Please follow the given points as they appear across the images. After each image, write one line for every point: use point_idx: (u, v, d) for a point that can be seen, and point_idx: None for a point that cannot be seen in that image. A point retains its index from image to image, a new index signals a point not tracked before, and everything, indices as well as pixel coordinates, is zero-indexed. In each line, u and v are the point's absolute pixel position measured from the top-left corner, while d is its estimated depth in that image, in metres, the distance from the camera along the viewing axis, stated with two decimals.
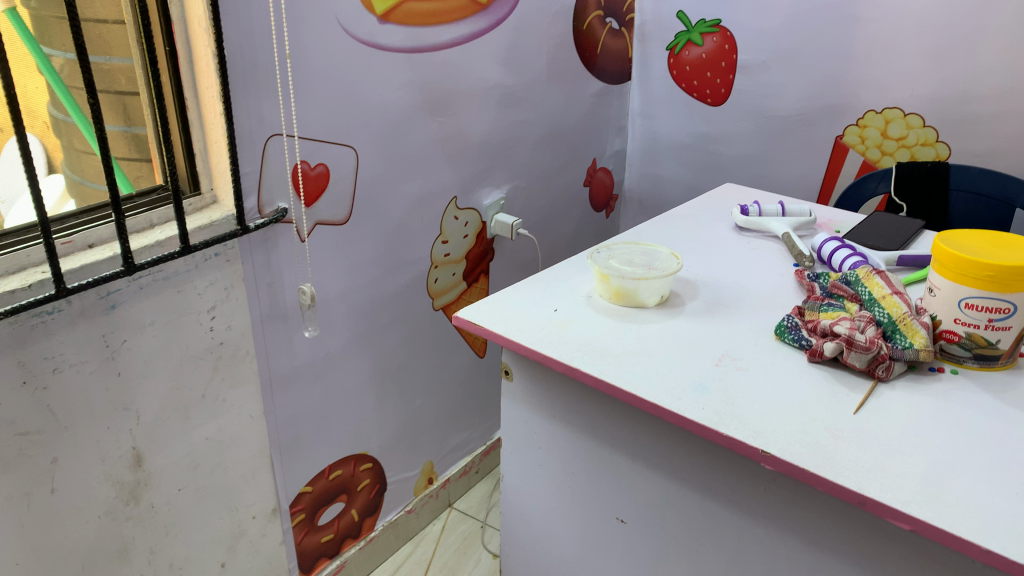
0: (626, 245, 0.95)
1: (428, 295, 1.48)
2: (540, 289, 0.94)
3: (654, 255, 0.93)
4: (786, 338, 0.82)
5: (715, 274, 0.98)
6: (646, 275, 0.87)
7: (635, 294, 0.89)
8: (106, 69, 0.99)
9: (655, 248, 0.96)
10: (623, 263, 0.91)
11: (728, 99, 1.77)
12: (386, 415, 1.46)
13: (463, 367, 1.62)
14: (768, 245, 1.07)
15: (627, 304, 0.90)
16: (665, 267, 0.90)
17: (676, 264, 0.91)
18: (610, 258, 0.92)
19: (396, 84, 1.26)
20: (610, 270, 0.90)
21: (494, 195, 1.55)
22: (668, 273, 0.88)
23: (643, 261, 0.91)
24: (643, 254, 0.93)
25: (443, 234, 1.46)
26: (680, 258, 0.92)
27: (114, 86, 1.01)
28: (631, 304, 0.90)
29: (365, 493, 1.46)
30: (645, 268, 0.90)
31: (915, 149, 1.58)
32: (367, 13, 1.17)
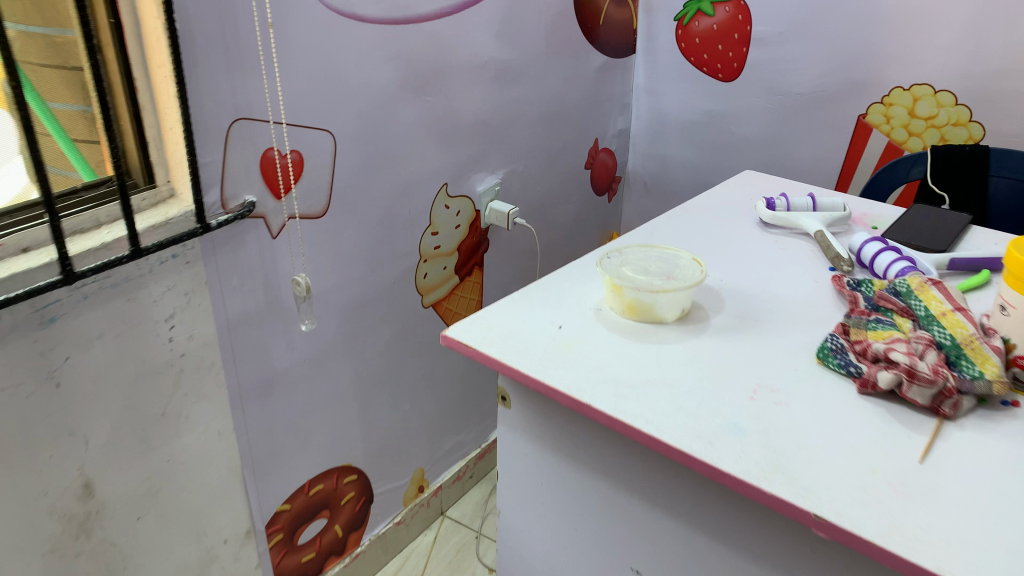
0: (641, 249, 0.83)
1: (417, 291, 1.35)
2: (541, 300, 0.82)
3: (673, 260, 0.81)
4: (831, 364, 0.71)
5: (741, 281, 0.86)
6: (665, 287, 0.75)
7: (652, 308, 0.77)
8: (60, 42, 0.85)
9: (674, 251, 0.83)
10: (638, 271, 0.79)
11: (741, 75, 1.64)
12: (372, 423, 1.34)
13: (456, 367, 1.50)
14: (799, 244, 0.94)
15: (643, 319, 0.78)
16: (687, 276, 0.78)
17: (700, 272, 0.79)
18: (623, 264, 0.80)
19: (378, 60, 1.12)
20: (623, 279, 0.77)
21: (488, 181, 1.42)
22: (691, 283, 0.76)
23: (660, 268, 0.79)
24: (660, 259, 0.81)
25: (433, 225, 1.33)
26: (704, 264, 0.80)
27: (69, 62, 0.86)
28: (646, 318, 0.78)
29: (350, 507, 1.35)
30: (664, 277, 0.77)
31: (946, 129, 1.45)
32: None
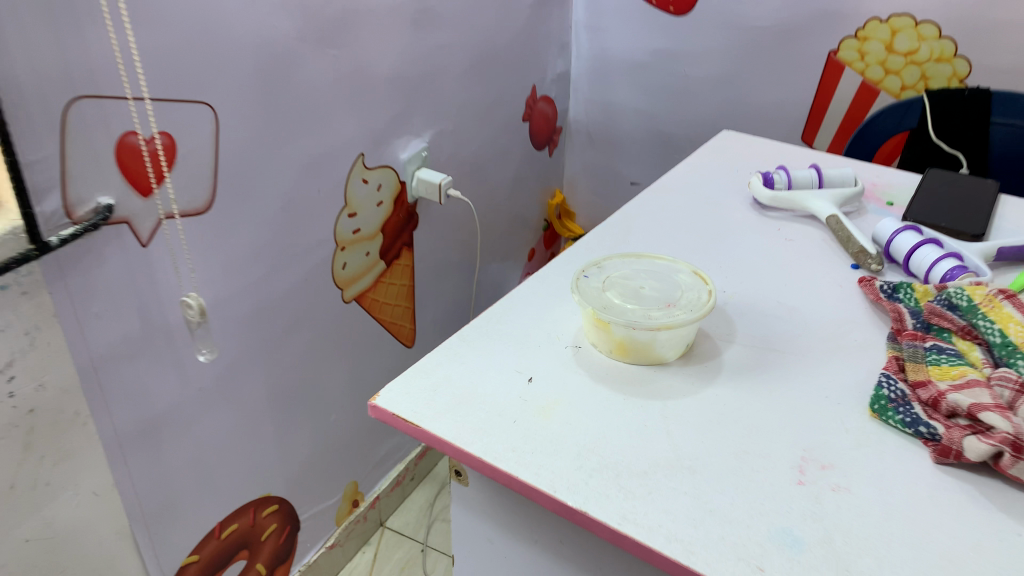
0: (625, 263, 0.64)
1: (336, 285, 1.14)
2: (502, 337, 0.62)
3: (668, 278, 0.62)
4: (892, 420, 0.54)
5: (750, 292, 0.68)
6: (667, 321, 0.56)
7: (648, 347, 0.58)
8: None
9: (669, 263, 0.64)
10: (627, 296, 0.60)
11: (696, 7, 1.42)
12: (292, 443, 1.13)
13: (389, 363, 1.30)
14: (807, 232, 0.77)
15: (636, 360, 0.59)
16: (691, 301, 0.59)
17: (708, 295, 0.60)
18: (605, 287, 0.61)
19: (265, 8, 0.88)
20: (609, 310, 0.58)
21: (413, 146, 1.20)
22: (699, 313, 0.57)
23: (655, 290, 0.60)
24: (652, 277, 0.62)
25: (349, 205, 1.11)
26: (711, 281, 0.61)
27: None
28: (641, 359, 0.59)
29: (272, 541, 1.15)
30: (661, 305, 0.59)
31: (927, 66, 1.27)
32: None
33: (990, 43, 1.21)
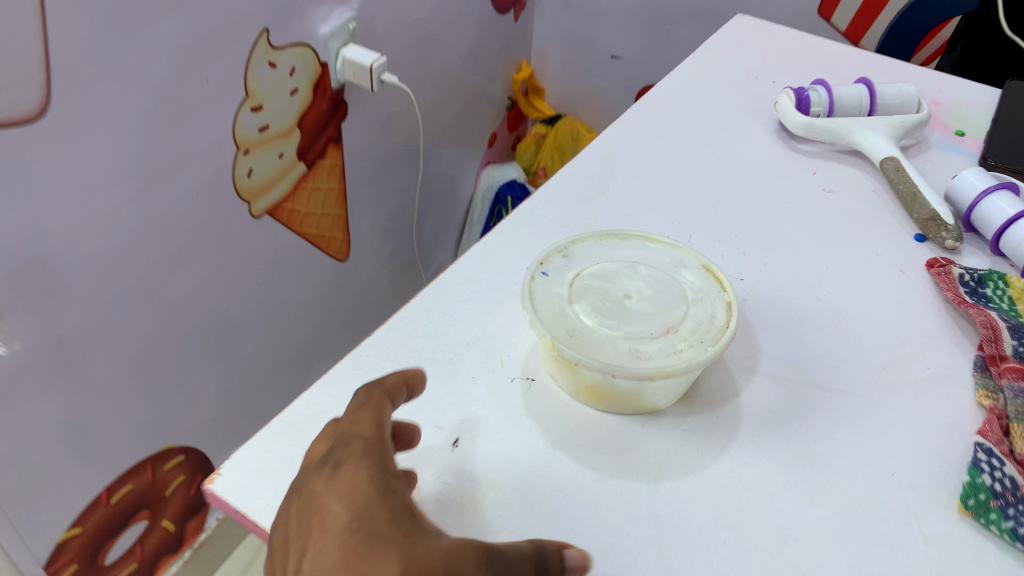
0: (600, 252, 0.45)
1: (240, 197, 0.91)
2: (419, 362, 0.42)
3: (666, 282, 0.42)
4: (998, 529, 0.35)
5: (774, 284, 0.48)
6: (665, 367, 0.37)
7: (633, 399, 0.39)
8: None
9: (665, 256, 0.45)
10: (605, 316, 0.40)
11: None
12: (196, 387, 0.95)
13: (316, 281, 1.10)
14: (851, 178, 0.56)
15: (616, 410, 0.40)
16: (700, 325, 0.40)
17: (725, 313, 0.41)
18: (573, 299, 0.41)
19: None
20: (579, 342, 0.39)
21: (337, 17, 0.94)
22: (713, 350, 0.38)
23: (648, 308, 0.40)
24: (643, 279, 0.42)
25: (251, 96, 0.86)
26: (731, 290, 0.42)
27: None
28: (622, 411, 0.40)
29: (180, 495, 0.99)
30: (657, 332, 0.39)
31: None
32: None
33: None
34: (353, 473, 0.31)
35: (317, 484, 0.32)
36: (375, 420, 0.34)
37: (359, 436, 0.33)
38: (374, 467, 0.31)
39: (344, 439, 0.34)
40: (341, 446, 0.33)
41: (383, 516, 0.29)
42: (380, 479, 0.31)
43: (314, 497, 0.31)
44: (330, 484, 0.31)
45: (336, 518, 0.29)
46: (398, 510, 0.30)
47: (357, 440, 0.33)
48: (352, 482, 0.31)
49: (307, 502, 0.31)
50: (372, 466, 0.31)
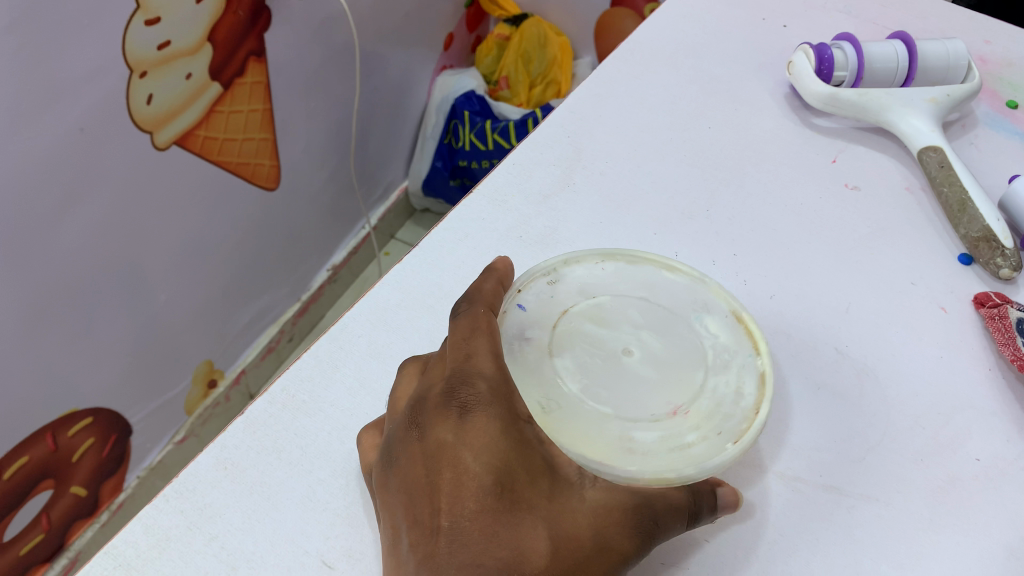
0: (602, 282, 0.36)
1: (141, 129, 0.76)
2: (306, 458, 0.32)
3: (681, 335, 0.34)
4: None
5: (781, 330, 0.37)
6: (663, 472, 0.29)
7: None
8: None
9: (687, 287, 0.36)
10: (595, 381, 0.32)
11: None
12: (101, 345, 0.83)
13: (241, 215, 0.97)
14: (880, 170, 0.44)
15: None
16: (719, 403, 0.32)
17: (755, 387, 0.32)
18: (556, 348, 0.33)
19: None
20: (557, 419, 0.31)
21: None
22: (731, 448, 0.30)
23: (654, 377, 0.32)
24: (649, 328, 0.34)
25: (145, 7, 0.70)
26: (765, 354, 0.33)
27: None
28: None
29: (91, 457, 0.89)
30: (660, 413, 0.31)
31: None
32: None
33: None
34: (486, 422, 0.28)
35: (434, 419, 0.29)
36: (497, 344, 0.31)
37: (483, 374, 0.29)
38: (506, 414, 0.29)
39: (456, 368, 0.30)
40: (459, 380, 0.29)
41: (526, 475, 0.28)
42: (513, 426, 0.28)
43: (439, 440, 0.28)
44: (458, 433, 0.28)
45: (474, 474, 0.27)
46: (540, 468, 0.28)
47: (480, 375, 0.29)
48: (485, 432, 0.28)
49: (432, 444, 0.28)
50: (503, 414, 0.29)
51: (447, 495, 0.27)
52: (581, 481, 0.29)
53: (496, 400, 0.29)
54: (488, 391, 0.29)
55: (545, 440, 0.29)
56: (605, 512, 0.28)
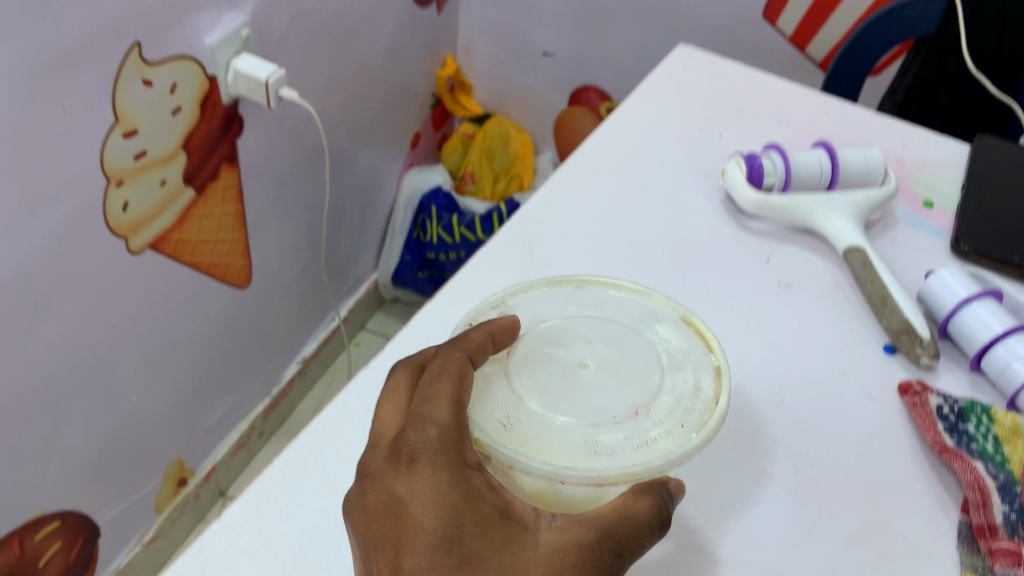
0: (551, 307, 0.39)
1: (117, 235, 0.79)
2: (279, 561, 0.34)
3: (635, 346, 0.37)
4: None
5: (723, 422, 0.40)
6: (631, 467, 0.32)
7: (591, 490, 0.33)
8: None
9: (633, 297, 0.40)
10: (558, 392, 0.35)
11: None
12: (71, 447, 0.84)
13: (212, 313, 0.99)
14: (810, 268, 0.48)
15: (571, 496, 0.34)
16: (679, 400, 0.35)
17: (709, 382, 0.36)
18: (516, 370, 0.36)
19: None
20: (520, 433, 0.33)
21: (226, 23, 0.82)
22: (695, 437, 0.33)
23: (613, 382, 0.35)
24: (601, 340, 0.37)
25: (122, 121, 0.74)
26: (715, 352, 0.37)
27: None
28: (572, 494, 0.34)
29: (58, 562, 0.88)
30: (624, 416, 0.34)
31: None
32: None
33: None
34: (435, 474, 0.30)
35: (390, 473, 0.31)
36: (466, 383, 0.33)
37: (431, 423, 0.32)
38: (454, 464, 0.31)
39: (411, 419, 0.32)
40: (410, 429, 0.32)
41: (479, 528, 0.30)
42: (460, 476, 0.31)
43: (393, 493, 0.30)
44: (409, 483, 0.30)
45: (425, 530, 0.29)
46: (489, 517, 0.30)
47: (431, 423, 0.32)
48: (432, 484, 0.30)
49: (387, 498, 0.30)
50: (450, 466, 0.31)
51: (403, 551, 0.29)
52: (536, 524, 0.31)
53: (445, 450, 0.31)
54: (436, 442, 0.31)
55: (495, 485, 0.31)
56: (559, 556, 0.30)
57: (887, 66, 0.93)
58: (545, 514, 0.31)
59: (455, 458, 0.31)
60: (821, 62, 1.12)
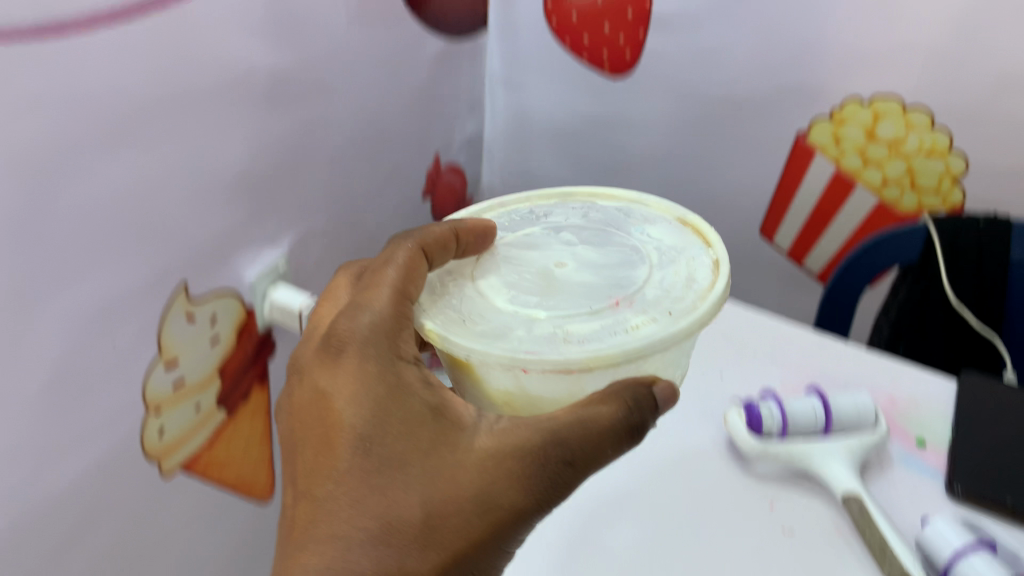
0: (546, 249, 0.68)
1: (151, 460, 0.82)
2: None
3: (620, 250, 0.67)
4: None
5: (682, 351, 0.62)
6: (601, 357, 0.54)
7: (564, 382, 0.56)
8: None
9: (611, 217, 0.73)
10: (533, 270, 0.65)
11: (636, 71, 1.18)
12: None
13: (236, 529, 1.00)
14: (812, 516, 0.64)
15: (544, 390, 0.57)
16: (674, 297, 0.60)
17: (702, 283, 0.61)
18: (490, 275, 0.65)
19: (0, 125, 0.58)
20: (477, 314, 0.61)
21: (263, 260, 0.90)
22: (686, 327, 0.55)
23: (586, 284, 0.63)
24: (578, 242, 0.69)
25: (166, 354, 0.80)
26: (709, 250, 0.66)
27: None
28: (543, 390, 0.58)
29: None
30: (607, 307, 0.59)
31: (916, 160, 1.06)
32: None
33: (986, 126, 0.99)
34: (360, 360, 0.55)
35: (332, 360, 0.56)
36: (420, 275, 0.61)
37: (376, 314, 0.57)
38: (373, 358, 0.55)
39: (361, 308, 0.58)
40: (341, 327, 0.57)
41: (410, 441, 0.51)
42: (380, 362, 0.55)
43: (323, 377, 0.56)
44: (338, 367, 0.56)
45: (352, 427, 0.52)
46: (413, 415, 0.53)
47: (362, 315, 0.58)
48: (354, 376, 0.54)
49: (326, 382, 0.55)
50: (379, 364, 0.55)
51: (341, 441, 0.52)
52: (468, 439, 0.52)
53: (380, 351, 0.55)
54: (367, 335, 0.56)
55: (424, 401, 0.54)
56: (483, 461, 0.51)
57: (885, 273, 0.97)
58: (480, 428, 0.53)
59: (390, 353, 0.56)
60: (818, 274, 1.22)
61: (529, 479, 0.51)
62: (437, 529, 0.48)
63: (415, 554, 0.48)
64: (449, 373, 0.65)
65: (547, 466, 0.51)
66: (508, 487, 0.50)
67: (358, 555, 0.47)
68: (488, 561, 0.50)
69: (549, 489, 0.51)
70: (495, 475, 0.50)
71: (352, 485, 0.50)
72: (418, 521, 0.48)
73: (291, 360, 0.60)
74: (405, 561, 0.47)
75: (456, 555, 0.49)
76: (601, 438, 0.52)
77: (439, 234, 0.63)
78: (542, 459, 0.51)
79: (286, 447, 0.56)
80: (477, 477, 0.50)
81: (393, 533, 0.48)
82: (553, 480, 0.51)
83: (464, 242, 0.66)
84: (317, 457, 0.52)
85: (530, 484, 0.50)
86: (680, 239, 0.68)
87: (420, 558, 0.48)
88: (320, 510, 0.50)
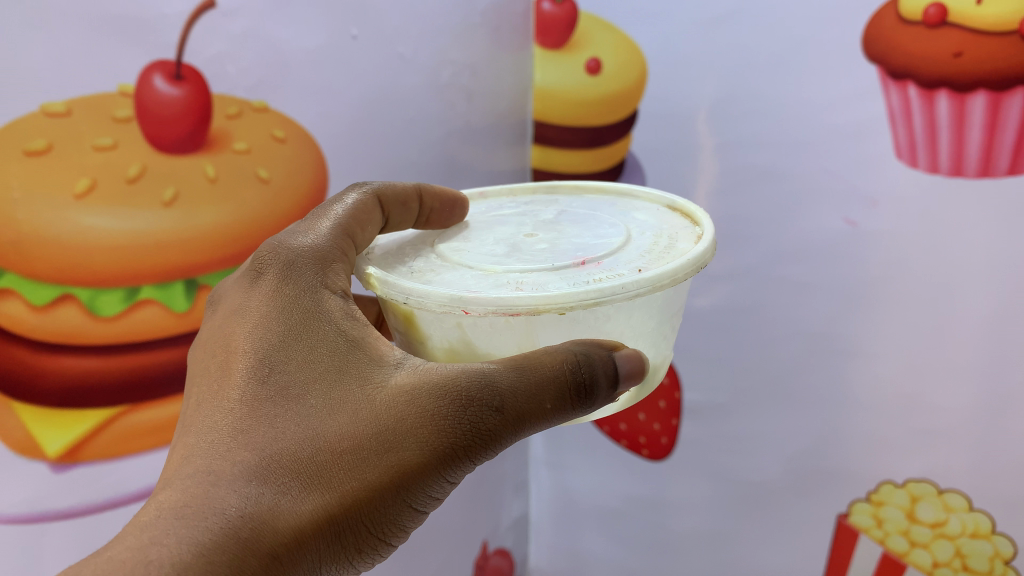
0: (512, 228, 0.70)
1: None
2: None
3: (597, 227, 0.67)
4: None
5: (659, 324, 0.59)
6: (541, 301, 0.51)
7: (513, 336, 0.54)
8: None
9: (599, 205, 0.75)
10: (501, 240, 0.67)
11: (672, 452, 1.27)
12: None
13: None
14: None
15: (490, 345, 0.55)
16: (649, 259, 0.58)
17: (686, 247, 0.60)
18: (452, 241, 0.68)
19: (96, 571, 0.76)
20: (428, 270, 0.61)
21: None
22: (643, 278, 0.53)
23: (550, 247, 0.63)
24: (558, 222, 0.70)
25: None
26: (700, 226, 0.64)
27: None
28: (490, 344, 0.55)
29: None
30: (566, 264, 0.58)
31: (961, 540, 1.05)
32: (37, 457, 0.70)
33: None
34: (277, 287, 0.56)
35: (252, 283, 0.58)
36: (371, 221, 0.66)
37: (311, 244, 0.59)
38: (288, 285, 0.56)
39: (299, 235, 0.61)
40: (266, 254, 0.59)
41: (316, 369, 0.51)
42: (297, 291, 0.56)
43: (243, 299, 0.57)
44: (253, 292, 0.57)
45: (258, 352, 0.52)
46: (322, 346, 0.52)
47: (285, 246, 0.59)
48: (269, 305, 0.55)
49: (240, 304, 0.57)
50: (295, 291, 0.56)
51: (240, 368, 0.52)
52: (384, 374, 0.51)
53: (305, 278, 0.56)
54: (291, 260, 0.58)
55: (335, 326, 0.54)
56: (396, 395, 0.49)
57: None
58: (398, 364, 0.52)
59: (315, 281, 0.56)
60: None
61: (437, 416, 0.48)
62: (326, 461, 0.47)
63: (296, 492, 0.46)
64: (395, 335, 0.64)
65: (465, 407, 0.48)
66: (414, 426, 0.48)
67: (225, 492, 0.45)
68: (379, 511, 0.48)
69: (467, 434, 0.48)
70: (403, 411, 0.49)
71: (239, 417, 0.49)
72: (307, 457, 0.47)
73: (215, 289, 0.62)
74: (280, 499, 0.46)
75: (341, 492, 0.47)
76: (539, 386, 0.49)
77: (400, 191, 0.68)
78: (462, 401, 0.48)
79: (188, 375, 0.56)
80: (381, 412, 0.49)
81: (274, 467, 0.47)
82: (474, 427, 0.48)
83: (428, 206, 0.69)
84: (212, 385, 0.52)
85: (440, 426, 0.48)
86: (667, 220, 0.68)
87: (300, 498, 0.46)
88: (195, 446, 0.49)
